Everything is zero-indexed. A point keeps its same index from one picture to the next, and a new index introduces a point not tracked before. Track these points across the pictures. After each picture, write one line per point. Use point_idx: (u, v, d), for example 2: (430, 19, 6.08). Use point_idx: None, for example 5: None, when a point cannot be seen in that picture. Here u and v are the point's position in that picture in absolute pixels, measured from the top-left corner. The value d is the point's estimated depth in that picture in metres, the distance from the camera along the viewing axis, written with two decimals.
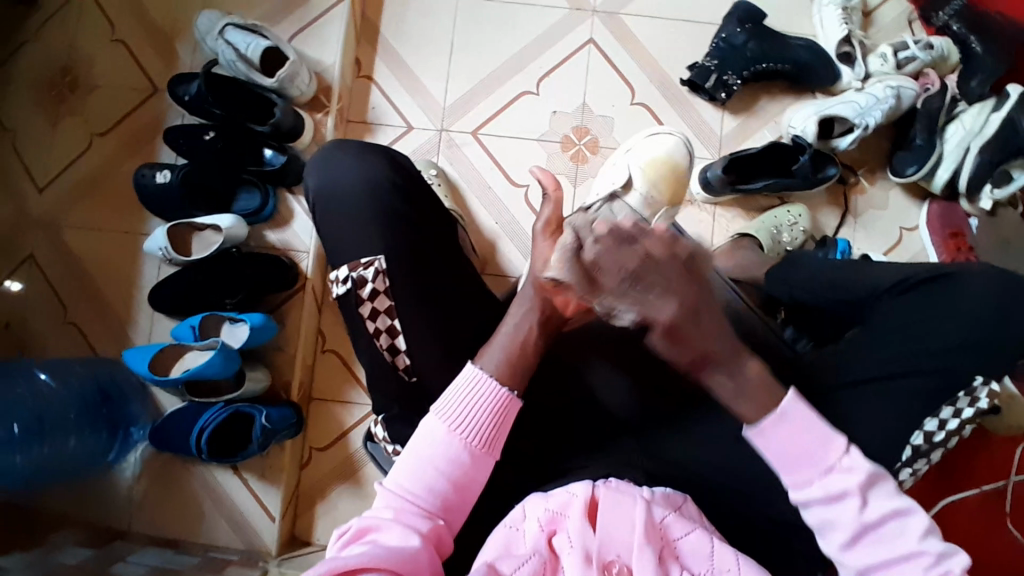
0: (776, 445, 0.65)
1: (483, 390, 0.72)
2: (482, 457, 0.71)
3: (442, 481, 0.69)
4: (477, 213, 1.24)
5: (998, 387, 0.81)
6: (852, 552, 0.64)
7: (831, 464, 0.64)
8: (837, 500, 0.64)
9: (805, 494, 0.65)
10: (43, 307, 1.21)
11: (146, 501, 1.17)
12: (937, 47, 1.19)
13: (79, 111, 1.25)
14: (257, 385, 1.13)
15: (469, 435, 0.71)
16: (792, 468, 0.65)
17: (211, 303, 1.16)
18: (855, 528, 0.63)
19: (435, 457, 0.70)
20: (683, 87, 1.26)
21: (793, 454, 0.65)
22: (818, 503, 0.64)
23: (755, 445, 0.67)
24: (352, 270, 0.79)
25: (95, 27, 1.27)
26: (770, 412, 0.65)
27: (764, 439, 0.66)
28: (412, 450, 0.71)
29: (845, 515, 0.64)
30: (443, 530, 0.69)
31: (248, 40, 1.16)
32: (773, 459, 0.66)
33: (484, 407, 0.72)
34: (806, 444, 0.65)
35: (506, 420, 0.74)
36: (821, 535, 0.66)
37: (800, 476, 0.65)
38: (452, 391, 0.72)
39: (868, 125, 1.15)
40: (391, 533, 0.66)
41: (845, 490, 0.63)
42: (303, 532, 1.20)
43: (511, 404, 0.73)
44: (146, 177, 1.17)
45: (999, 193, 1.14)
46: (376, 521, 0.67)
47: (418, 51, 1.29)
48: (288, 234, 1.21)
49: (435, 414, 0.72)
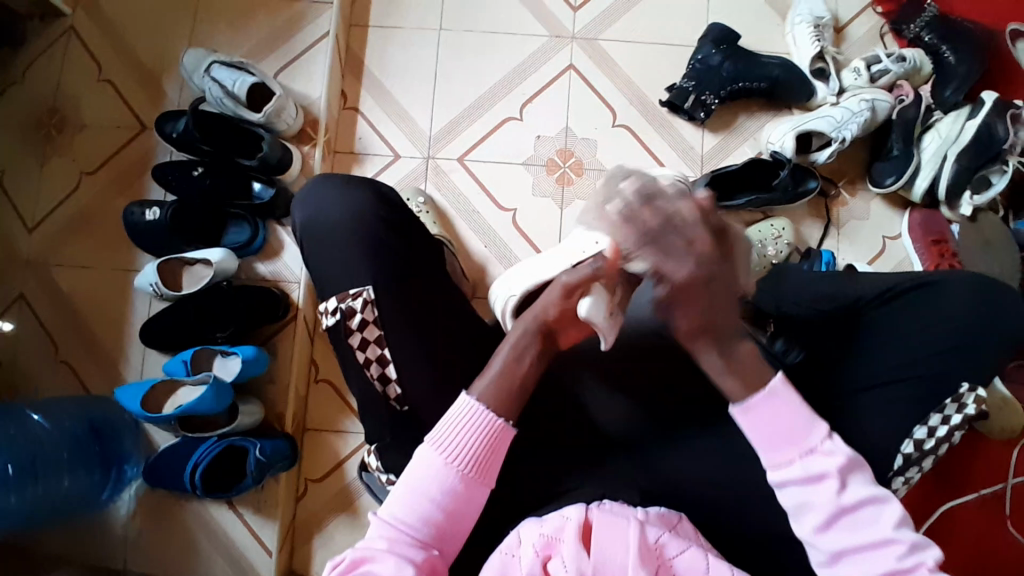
0: (763, 424, 0.70)
1: (479, 420, 0.72)
2: (475, 485, 0.71)
3: (436, 510, 0.69)
4: (466, 238, 1.25)
5: (985, 393, 0.81)
6: (825, 536, 0.68)
7: (812, 446, 0.69)
8: (815, 480, 0.68)
9: (785, 472, 0.69)
10: (34, 347, 1.21)
11: (139, 541, 1.15)
12: (909, 59, 1.21)
13: (68, 151, 1.26)
14: (249, 420, 1.13)
15: (462, 464, 0.71)
16: (773, 449, 0.70)
17: (202, 337, 1.16)
18: (832, 509, 0.67)
19: (429, 487, 0.70)
20: (663, 108, 1.29)
21: (776, 432, 0.69)
22: (795, 482, 0.69)
23: (741, 424, 0.71)
24: (341, 301, 0.80)
25: (82, 69, 1.29)
26: (755, 393, 0.70)
27: (750, 419, 0.70)
28: (405, 478, 0.71)
29: (823, 497, 0.67)
30: (437, 560, 0.69)
31: (235, 76, 1.17)
32: (756, 440, 0.71)
33: (478, 436, 0.71)
34: (790, 425, 0.69)
35: (499, 449, 0.73)
36: (794, 517, 0.70)
37: (781, 454, 0.69)
38: (447, 419, 0.72)
39: (844, 138, 1.18)
40: (385, 565, 0.66)
41: (822, 471, 0.68)
42: (299, 566, 1.19)
43: (504, 432, 0.72)
44: (137, 215, 1.18)
45: (978, 199, 1.16)
46: (371, 551, 0.68)
47: (401, 82, 1.31)
48: (278, 265, 1.22)
49: (428, 443, 0.72)
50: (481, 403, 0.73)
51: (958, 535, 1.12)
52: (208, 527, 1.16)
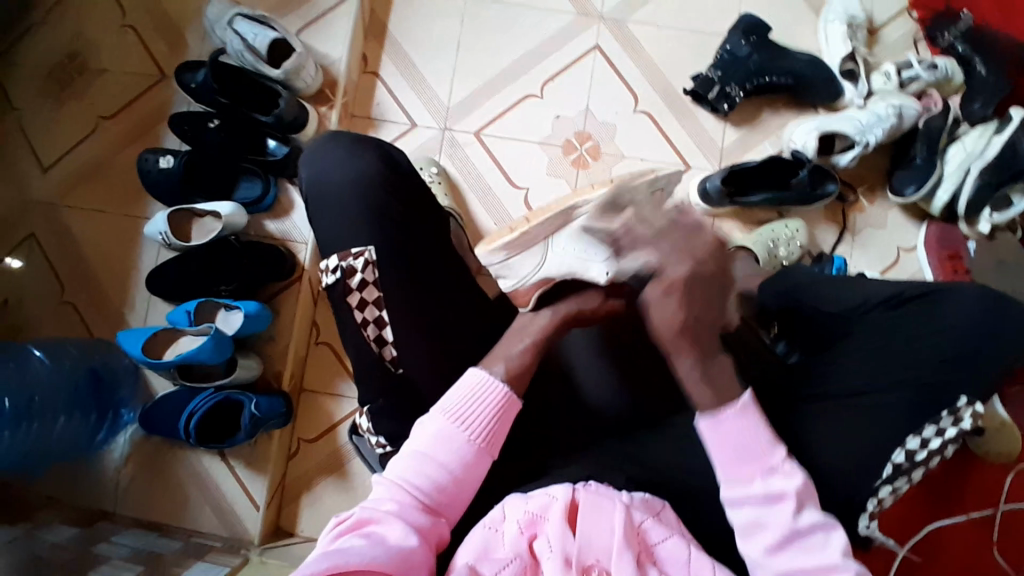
0: (725, 438, 0.71)
1: (488, 393, 0.74)
2: (483, 454, 0.72)
3: (445, 476, 0.70)
4: (477, 213, 1.25)
5: (982, 409, 0.80)
6: (775, 557, 0.68)
7: (773, 466, 0.70)
8: (772, 500, 0.69)
9: (743, 490, 0.70)
10: (41, 287, 1.22)
11: (131, 486, 1.17)
12: (940, 68, 1.19)
13: (88, 95, 1.26)
14: (247, 374, 1.14)
15: (473, 433, 0.72)
16: (733, 465, 0.70)
17: (206, 290, 1.16)
18: (783, 528, 0.68)
19: (440, 454, 0.71)
20: (686, 98, 1.27)
21: (737, 449, 0.70)
22: (750, 501, 0.69)
23: (703, 436, 0.72)
24: (342, 260, 0.80)
25: (106, 13, 1.28)
26: (726, 404, 0.71)
27: (715, 432, 0.71)
28: (415, 445, 0.71)
29: (778, 518, 0.68)
30: (443, 528, 0.70)
31: (256, 31, 1.17)
32: (715, 453, 0.71)
33: (488, 407, 0.73)
34: (752, 444, 0.71)
35: (507, 421, 0.75)
36: (744, 536, 0.70)
37: (741, 472, 0.70)
38: (462, 391, 0.74)
39: (869, 142, 1.15)
40: (392, 528, 0.66)
41: (781, 491, 0.69)
42: (286, 523, 1.20)
43: (514, 404, 0.75)
44: (150, 163, 1.18)
45: (998, 216, 1.14)
46: (376, 513, 0.68)
47: (424, 51, 1.30)
48: (288, 224, 1.22)
49: (441, 412, 0.73)
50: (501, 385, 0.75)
51: (940, 551, 1.12)
52: (198, 476, 1.17)
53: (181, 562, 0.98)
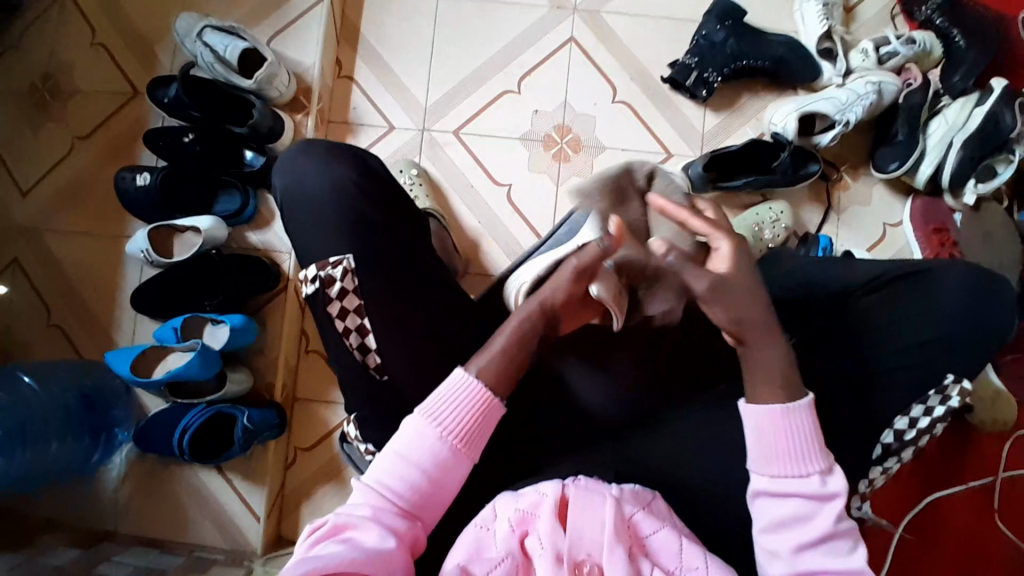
0: (779, 432, 0.68)
1: (466, 392, 0.73)
2: (461, 455, 0.72)
3: (422, 478, 0.70)
4: (461, 212, 1.24)
5: (969, 386, 0.81)
6: (802, 555, 0.65)
7: (829, 466, 0.68)
8: (822, 497, 0.67)
9: (793, 481, 0.67)
10: (27, 311, 1.21)
11: (129, 505, 1.17)
12: (918, 42, 1.17)
13: (62, 115, 1.25)
14: (237, 387, 1.14)
15: (451, 433, 0.72)
16: (784, 456, 0.68)
17: (192, 304, 1.16)
18: (821, 530, 0.65)
19: (417, 456, 0.71)
20: (664, 85, 1.26)
21: (790, 443, 0.68)
22: (797, 494, 0.67)
23: (752, 424, 0.69)
24: (320, 270, 0.79)
25: (75, 31, 1.27)
26: (795, 400, 0.69)
27: (768, 424, 0.68)
28: (393, 448, 0.71)
29: (822, 515, 0.66)
30: (419, 532, 0.70)
31: (226, 42, 1.16)
32: (762, 443, 0.68)
33: (467, 407, 0.73)
34: (806, 443, 0.68)
35: (489, 423, 0.74)
36: (775, 528, 0.67)
37: (795, 465, 0.67)
38: (441, 393, 0.73)
39: (849, 121, 1.15)
40: (368, 533, 0.66)
41: (834, 490, 0.67)
42: (289, 533, 1.21)
43: (497, 407, 0.74)
44: (127, 180, 1.17)
45: (983, 187, 1.13)
46: (352, 518, 0.68)
47: (398, 52, 1.28)
48: (270, 235, 1.21)
49: (420, 414, 0.72)
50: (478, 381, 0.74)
51: (941, 524, 1.12)
52: (196, 490, 1.18)
53: None
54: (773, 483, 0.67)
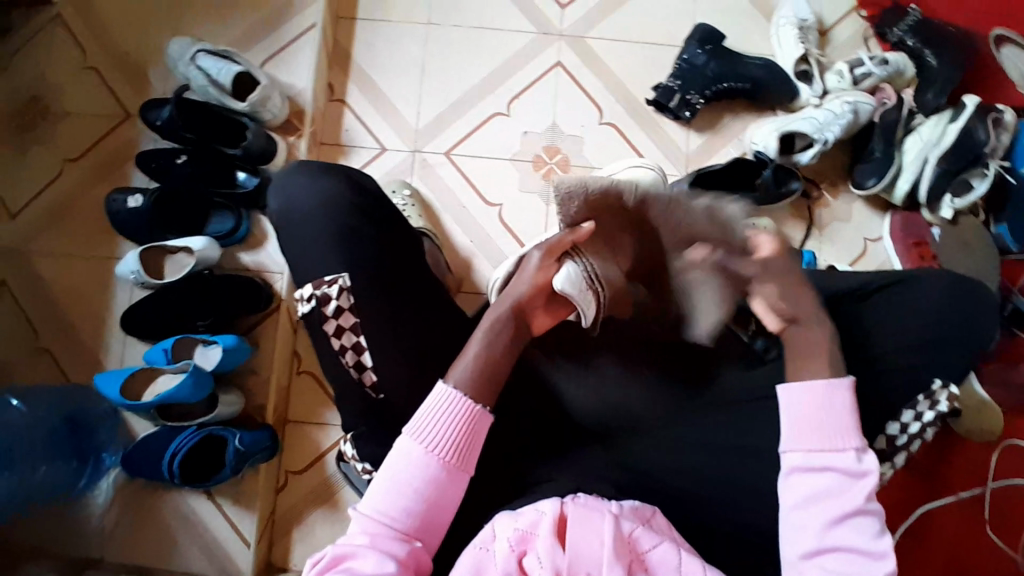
0: (821, 409, 0.71)
1: (452, 410, 0.73)
2: (456, 472, 0.72)
3: (417, 500, 0.70)
4: (452, 233, 1.26)
5: (956, 391, 0.83)
6: (831, 531, 0.67)
7: (863, 445, 0.70)
8: (855, 475, 0.68)
9: (826, 458, 0.69)
10: (14, 335, 1.20)
11: (117, 533, 1.14)
12: (892, 63, 1.23)
13: (53, 138, 1.26)
14: (229, 409, 1.13)
15: (442, 452, 0.72)
16: (823, 433, 0.70)
17: (182, 326, 1.15)
18: (851, 504, 0.67)
19: (410, 478, 0.70)
20: (649, 107, 1.30)
21: (830, 422, 0.71)
22: (830, 470, 0.69)
23: (797, 401, 0.72)
24: (315, 289, 0.79)
25: (67, 56, 1.28)
26: (840, 381, 0.72)
27: (808, 402, 0.72)
28: (385, 472, 0.71)
29: (853, 491, 0.68)
30: (421, 552, 0.69)
31: (220, 66, 1.18)
32: (804, 419, 0.71)
33: (454, 424, 0.73)
34: (844, 421, 0.71)
35: (478, 435, 0.74)
36: (805, 504, 0.69)
37: (829, 443, 0.70)
38: (424, 409, 0.73)
39: (827, 140, 1.19)
40: (367, 559, 0.66)
41: (866, 469, 0.69)
42: (278, 560, 1.18)
43: (482, 418, 0.74)
44: (119, 203, 1.18)
45: (959, 202, 1.17)
46: (351, 548, 0.67)
47: (390, 76, 1.31)
48: (262, 255, 1.21)
49: (407, 435, 0.73)
50: (458, 390, 0.74)
51: (933, 535, 1.13)
52: (184, 516, 1.15)
53: None
54: (808, 457, 0.70)
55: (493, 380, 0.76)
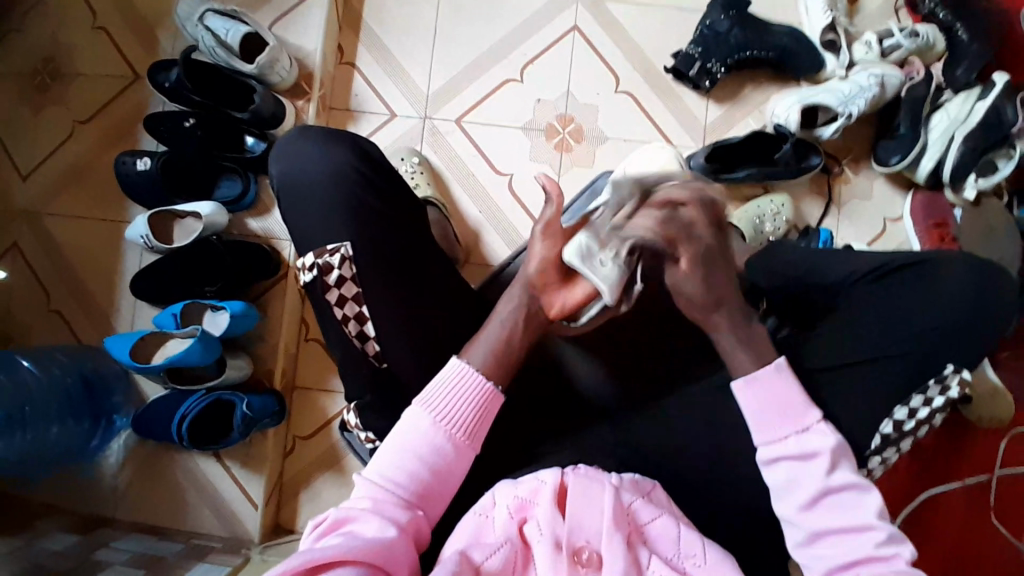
0: (758, 399, 0.72)
1: (468, 384, 0.73)
2: (464, 449, 0.72)
3: (424, 469, 0.69)
4: (461, 202, 1.24)
5: (968, 376, 0.81)
6: (808, 514, 0.69)
7: (807, 424, 0.71)
8: (808, 456, 0.70)
9: (780, 447, 0.71)
10: (27, 296, 1.21)
11: (129, 492, 1.17)
12: (922, 35, 1.17)
13: (61, 99, 1.24)
14: (237, 374, 1.13)
15: (453, 427, 0.72)
16: (767, 420, 0.72)
17: (191, 292, 1.16)
18: (817, 487, 0.68)
19: (418, 446, 0.70)
20: (667, 76, 1.25)
21: (773, 407, 0.72)
22: (788, 457, 0.70)
23: (738, 398, 0.73)
24: (318, 257, 0.78)
25: (74, 15, 1.26)
26: (763, 364, 0.73)
27: (750, 391, 0.72)
28: (393, 441, 0.71)
29: (811, 475, 0.69)
30: (422, 521, 0.68)
31: (228, 25, 1.16)
32: (751, 415, 0.73)
33: (468, 400, 0.73)
34: (788, 399, 0.72)
35: (490, 415, 0.74)
36: (779, 496, 0.71)
37: (778, 428, 0.71)
38: (438, 382, 0.73)
39: (852, 113, 1.14)
40: (369, 524, 0.65)
41: (816, 448, 0.70)
42: (286, 521, 1.21)
43: (495, 398, 0.74)
44: (127, 165, 1.16)
45: (983, 182, 1.13)
46: (353, 512, 0.66)
47: (401, 39, 1.28)
48: (270, 221, 1.21)
49: (416, 403, 0.72)
50: (477, 369, 0.74)
51: (938, 521, 1.12)
52: (195, 476, 1.17)
53: (180, 565, 0.98)
54: (766, 450, 0.71)
55: (508, 366, 0.76)
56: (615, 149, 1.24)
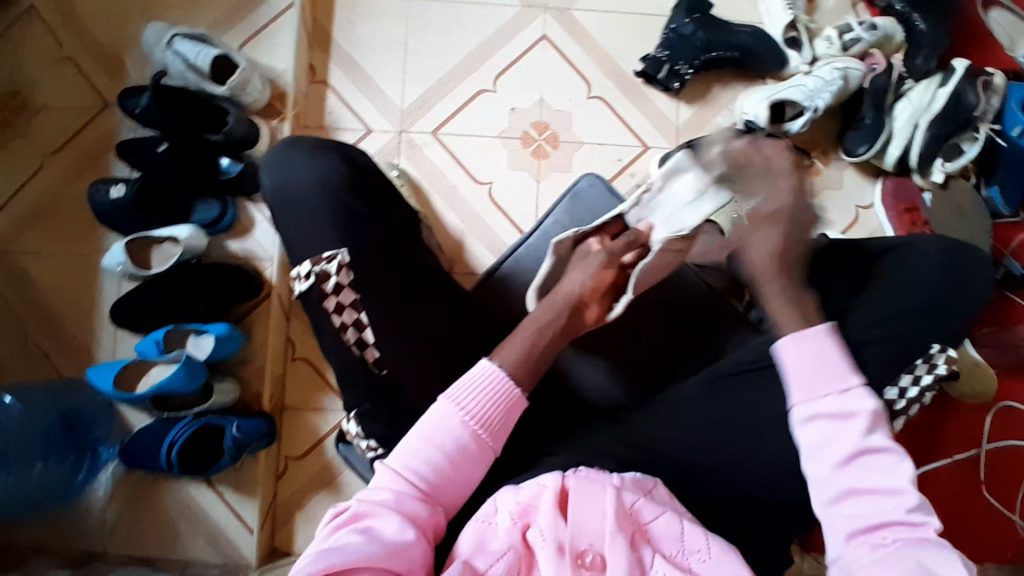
0: (803, 354, 0.69)
1: (496, 383, 0.72)
2: (487, 448, 0.70)
3: (447, 466, 0.68)
4: (442, 212, 1.24)
5: (956, 354, 0.84)
6: (840, 473, 0.64)
7: (848, 386, 0.66)
8: (844, 417, 0.65)
9: (816, 403, 0.67)
10: (1, 332, 1.18)
11: (118, 523, 1.14)
12: (880, 28, 1.21)
13: (29, 131, 1.23)
14: (225, 399, 1.12)
15: (479, 424, 0.70)
16: (807, 382, 0.68)
17: (174, 316, 1.14)
18: (853, 444, 0.64)
19: (442, 441, 0.68)
20: (638, 79, 1.28)
21: (818, 367, 0.68)
22: (823, 415, 0.66)
23: (782, 356, 0.70)
24: (314, 265, 0.78)
25: (40, 47, 1.25)
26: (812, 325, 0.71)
27: (796, 351, 0.69)
28: (419, 430, 0.69)
29: (848, 433, 0.65)
30: (439, 518, 0.68)
31: (197, 49, 1.15)
32: (791, 371, 0.69)
33: (494, 399, 0.71)
34: (831, 362, 0.68)
35: (513, 415, 0.73)
36: (809, 453, 0.66)
37: (817, 386, 0.67)
38: (467, 379, 0.71)
39: (818, 107, 1.16)
40: (387, 523, 0.63)
41: (853, 409, 0.65)
42: (282, 544, 1.18)
43: (519, 402, 0.73)
44: (101, 193, 1.16)
45: (950, 165, 1.17)
46: (373, 507, 0.64)
47: (374, 56, 1.29)
48: (250, 242, 1.20)
49: (445, 397, 0.71)
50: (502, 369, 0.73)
51: (935, 496, 1.14)
52: (185, 503, 1.15)
53: None
54: (801, 405, 0.67)
55: (534, 369, 0.75)
56: (590, 152, 1.26)
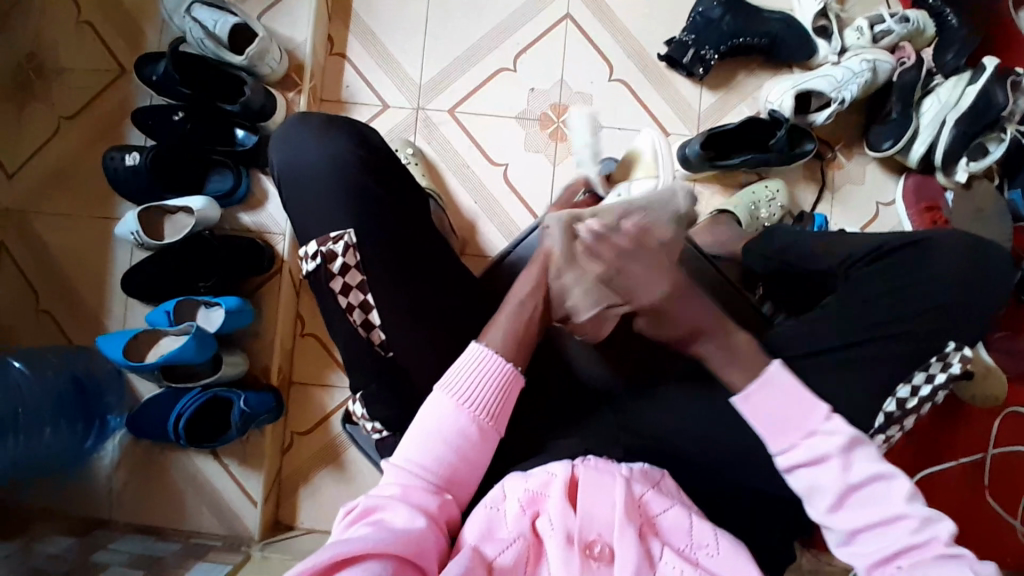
0: (759, 409, 0.69)
1: (490, 366, 0.72)
2: (490, 431, 0.70)
3: (452, 454, 0.68)
4: (455, 192, 1.23)
5: (970, 353, 0.82)
6: (838, 515, 0.65)
7: (811, 429, 0.67)
8: (818, 462, 0.66)
9: (789, 457, 0.67)
10: (12, 296, 1.18)
11: (124, 492, 1.15)
12: (912, 20, 1.18)
13: (44, 95, 1.22)
14: (234, 370, 1.12)
15: (478, 410, 0.70)
16: (775, 431, 0.68)
17: (184, 287, 1.13)
18: (839, 485, 0.64)
19: (445, 431, 0.68)
20: (661, 63, 1.25)
21: (777, 416, 0.68)
22: (801, 466, 0.66)
23: (744, 417, 0.71)
24: (321, 245, 0.77)
25: (56, 8, 1.23)
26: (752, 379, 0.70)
27: (751, 408, 0.70)
28: (420, 423, 0.69)
29: (829, 479, 0.65)
30: (451, 506, 0.67)
31: (216, 17, 1.13)
32: (759, 427, 0.69)
33: (491, 382, 0.71)
34: (787, 409, 0.68)
35: (512, 396, 0.73)
36: (806, 501, 0.67)
37: (783, 440, 0.68)
38: (460, 365, 0.71)
39: (845, 99, 1.15)
40: (397, 513, 0.63)
41: (823, 453, 0.65)
42: (286, 516, 1.19)
43: (515, 379, 0.73)
44: (116, 161, 1.14)
45: (975, 165, 1.14)
46: (381, 500, 0.64)
47: (393, 30, 1.26)
48: (263, 215, 1.19)
49: (439, 387, 0.71)
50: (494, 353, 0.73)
51: (937, 498, 1.13)
52: (190, 474, 1.16)
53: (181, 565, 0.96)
54: (780, 462, 0.68)
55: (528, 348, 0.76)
56: (610, 136, 1.24)
